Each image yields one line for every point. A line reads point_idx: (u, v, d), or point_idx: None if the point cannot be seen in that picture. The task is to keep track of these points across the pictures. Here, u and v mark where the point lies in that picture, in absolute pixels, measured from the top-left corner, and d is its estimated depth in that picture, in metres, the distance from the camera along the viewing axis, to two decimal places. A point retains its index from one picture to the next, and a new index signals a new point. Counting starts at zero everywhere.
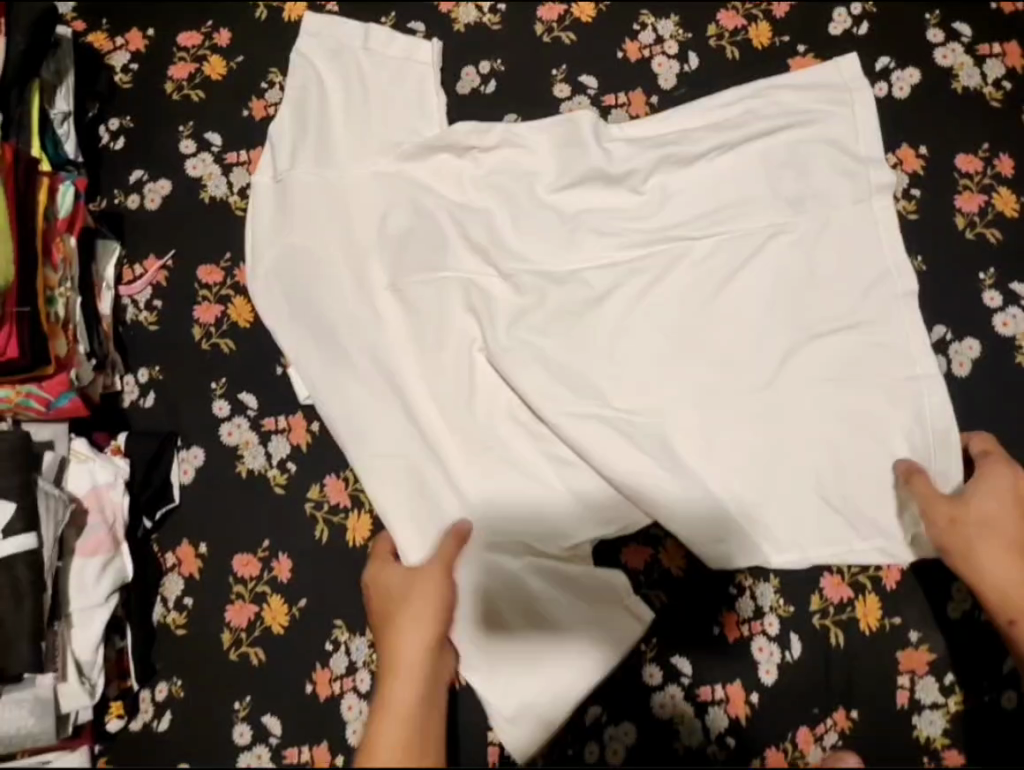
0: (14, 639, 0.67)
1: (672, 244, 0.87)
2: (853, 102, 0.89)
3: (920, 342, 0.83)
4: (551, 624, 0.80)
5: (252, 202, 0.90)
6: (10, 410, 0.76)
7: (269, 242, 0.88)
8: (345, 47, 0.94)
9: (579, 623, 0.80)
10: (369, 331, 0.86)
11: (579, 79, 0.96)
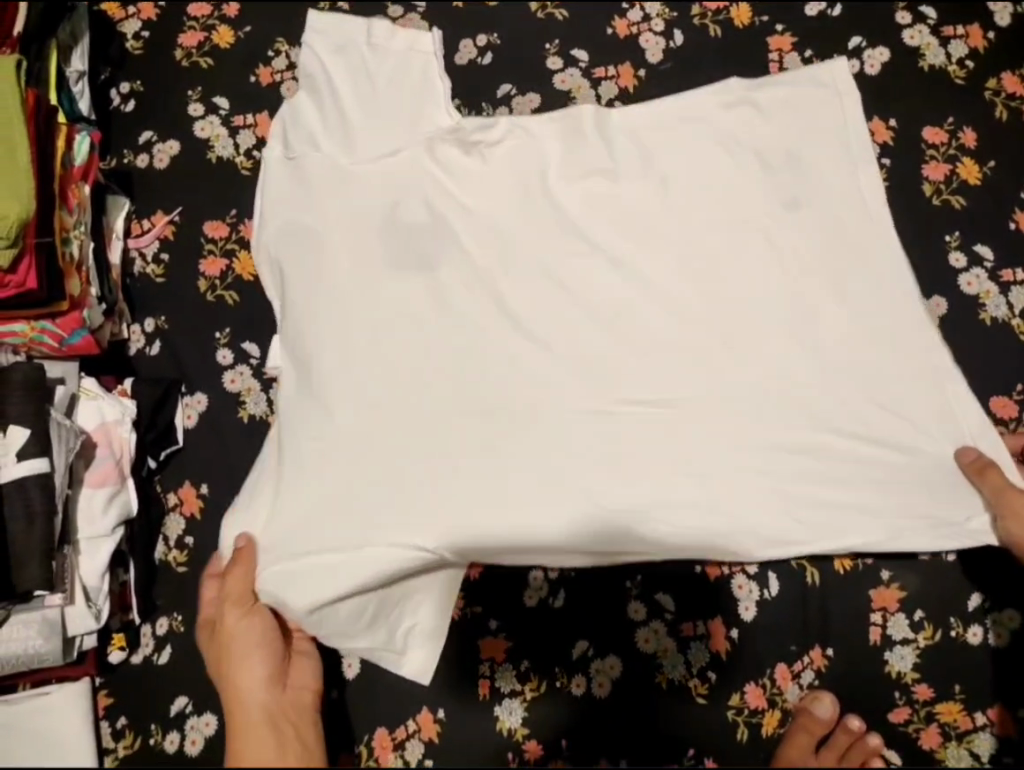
0: (26, 557, 0.70)
1: (663, 194, 0.89)
2: (844, 103, 0.92)
3: (898, 288, 0.86)
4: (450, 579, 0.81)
5: (265, 177, 0.91)
6: (25, 345, 0.79)
7: (274, 216, 0.88)
8: (349, 43, 0.95)
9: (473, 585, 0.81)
10: (365, 311, 0.84)
11: (571, 53, 1.01)
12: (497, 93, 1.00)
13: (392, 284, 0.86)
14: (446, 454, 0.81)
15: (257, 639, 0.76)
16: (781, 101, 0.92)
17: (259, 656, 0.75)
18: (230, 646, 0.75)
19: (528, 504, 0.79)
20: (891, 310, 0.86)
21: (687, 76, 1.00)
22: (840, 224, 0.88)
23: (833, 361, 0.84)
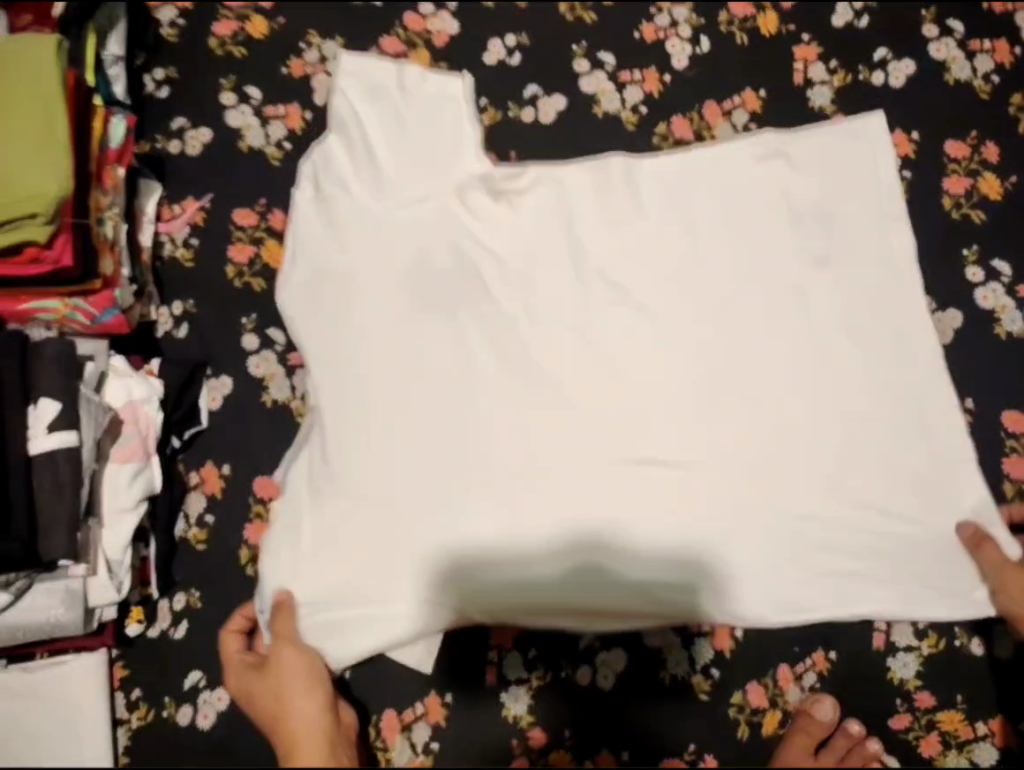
0: (54, 527, 0.72)
1: (681, 222, 0.96)
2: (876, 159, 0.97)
3: (898, 312, 0.92)
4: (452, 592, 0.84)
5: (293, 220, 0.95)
6: (57, 321, 0.81)
7: (303, 258, 0.93)
8: (381, 86, 0.97)
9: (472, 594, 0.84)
10: (377, 362, 0.89)
11: (598, 55, 1.03)
12: (524, 93, 1.02)
13: (406, 329, 0.90)
14: (469, 458, 0.87)
15: (303, 678, 0.77)
16: (801, 141, 0.98)
17: (306, 695, 0.76)
18: (275, 690, 0.77)
19: (548, 505, 0.86)
20: (888, 328, 0.92)
21: (712, 82, 1.02)
22: (839, 250, 0.95)
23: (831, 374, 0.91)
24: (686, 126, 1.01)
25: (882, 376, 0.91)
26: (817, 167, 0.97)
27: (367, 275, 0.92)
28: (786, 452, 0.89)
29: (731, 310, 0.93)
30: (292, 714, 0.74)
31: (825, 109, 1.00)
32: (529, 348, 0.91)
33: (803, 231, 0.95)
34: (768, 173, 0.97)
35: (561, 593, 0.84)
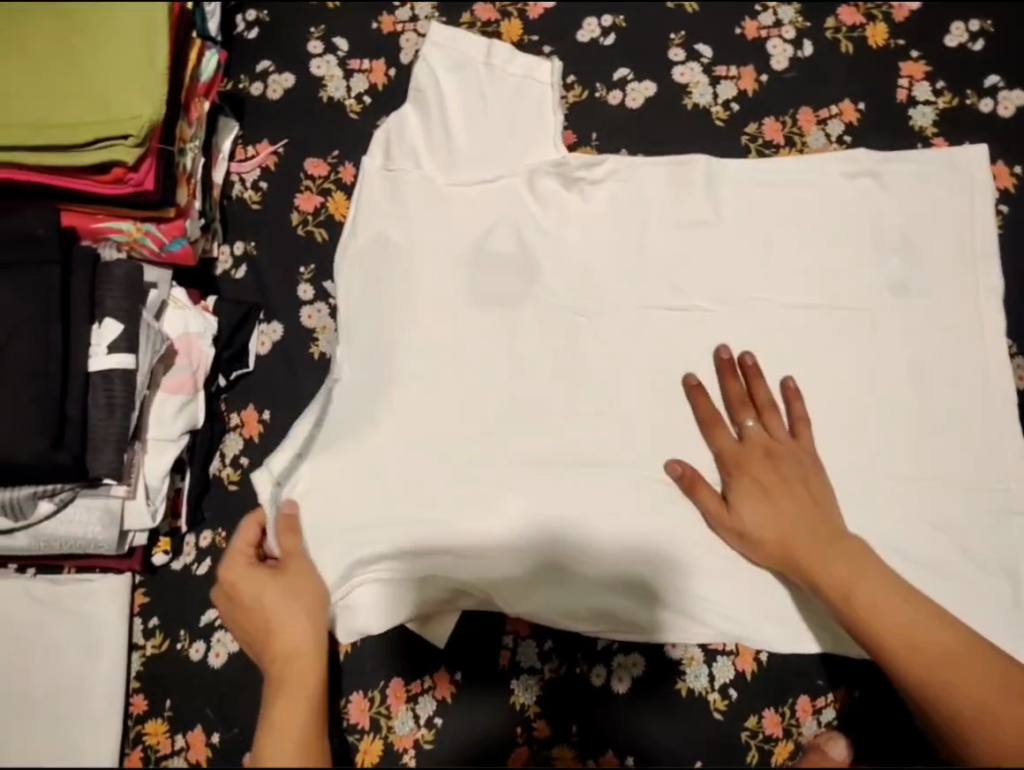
0: (102, 443, 0.72)
1: (759, 232, 0.93)
2: (974, 192, 0.92)
3: (973, 351, 0.89)
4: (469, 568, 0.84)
5: (362, 183, 0.93)
6: (127, 245, 0.81)
7: (371, 222, 0.92)
8: (467, 61, 0.96)
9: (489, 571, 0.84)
10: (428, 341, 0.90)
11: (695, 47, 1.00)
12: (614, 75, 1.00)
13: (463, 310, 0.91)
14: (512, 440, 0.88)
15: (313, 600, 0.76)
16: (897, 160, 0.94)
17: (312, 614, 0.74)
18: (272, 599, 0.74)
19: (588, 499, 0.87)
20: (960, 366, 0.89)
21: (811, 88, 0.98)
22: (916, 280, 0.91)
23: (893, 407, 0.88)
24: (778, 131, 0.97)
25: (943, 414, 0.88)
26: (906, 190, 0.93)
27: (429, 252, 0.92)
28: (838, 480, 0.87)
29: (796, 325, 0.91)
30: (293, 629, 0.72)
31: (925, 130, 0.96)
32: (581, 340, 0.91)
33: (884, 254, 0.92)
34: (854, 190, 0.94)
35: (580, 587, 0.84)
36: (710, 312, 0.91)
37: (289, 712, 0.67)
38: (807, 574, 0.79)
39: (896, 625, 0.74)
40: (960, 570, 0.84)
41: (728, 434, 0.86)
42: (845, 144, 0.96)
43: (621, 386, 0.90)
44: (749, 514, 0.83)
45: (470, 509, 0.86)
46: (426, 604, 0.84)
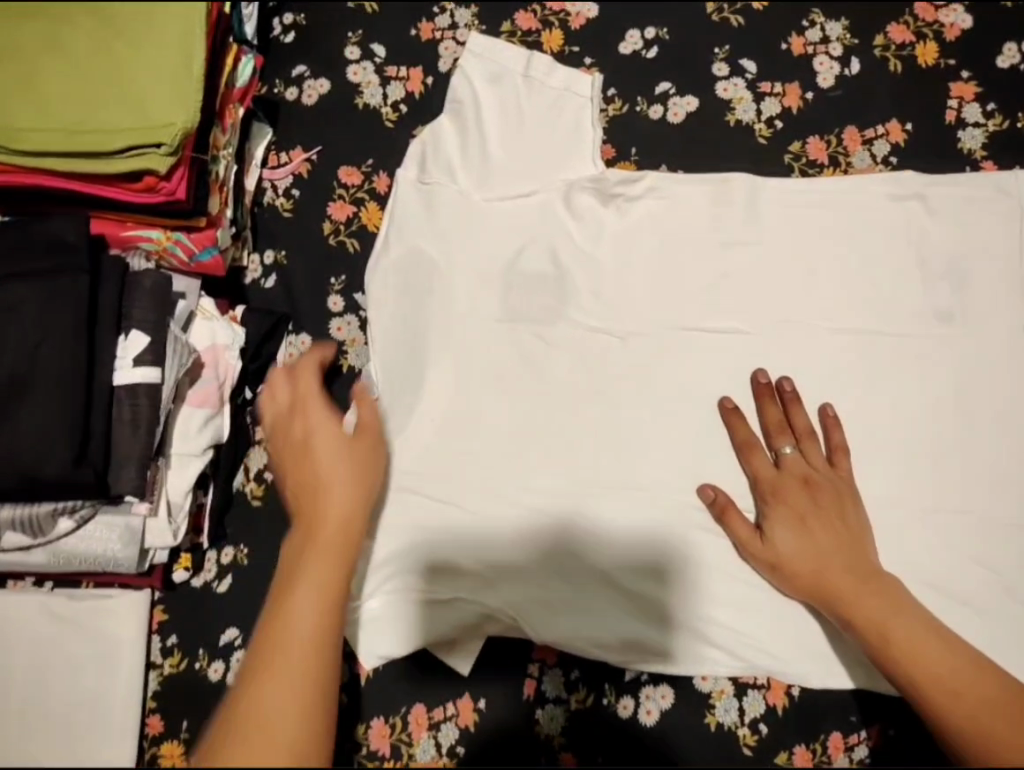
0: (126, 460, 0.70)
1: (801, 253, 0.90)
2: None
3: (1020, 383, 0.86)
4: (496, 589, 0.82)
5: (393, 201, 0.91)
6: (156, 253, 0.79)
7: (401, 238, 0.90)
8: (506, 72, 0.94)
9: (517, 593, 0.82)
10: (459, 360, 0.88)
11: (739, 62, 0.97)
12: (655, 89, 0.97)
13: (494, 326, 0.89)
14: (543, 461, 0.86)
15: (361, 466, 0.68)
16: (945, 183, 0.91)
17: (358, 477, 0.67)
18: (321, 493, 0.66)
19: (620, 526, 0.84)
20: (1007, 398, 0.86)
21: (858, 107, 0.95)
22: (961, 307, 0.88)
23: (936, 439, 0.86)
24: (822, 150, 0.94)
25: (987, 446, 0.85)
26: (955, 214, 0.90)
27: (462, 271, 0.90)
28: (879, 513, 0.84)
29: (838, 352, 0.88)
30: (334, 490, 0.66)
31: (974, 153, 0.93)
32: (615, 360, 0.89)
33: (930, 279, 0.89)
34: (901, 212, 0.91)
35: (610, 618, 0.82)
36: (749, 335, 0.89)
37: (314, 575, 0.61)
38: (841, 608, 0.76)
39: (929, 663, 0.72)
40: (1000, 608, 0.81)
41: (764, 461, 0.84)
42: (891, 165, 0.94)
43: (656, 411, 0.87)
44: (787, 547, 0.79)
45: (499, 534, 0.84)
46: (456, 631, 0.82)
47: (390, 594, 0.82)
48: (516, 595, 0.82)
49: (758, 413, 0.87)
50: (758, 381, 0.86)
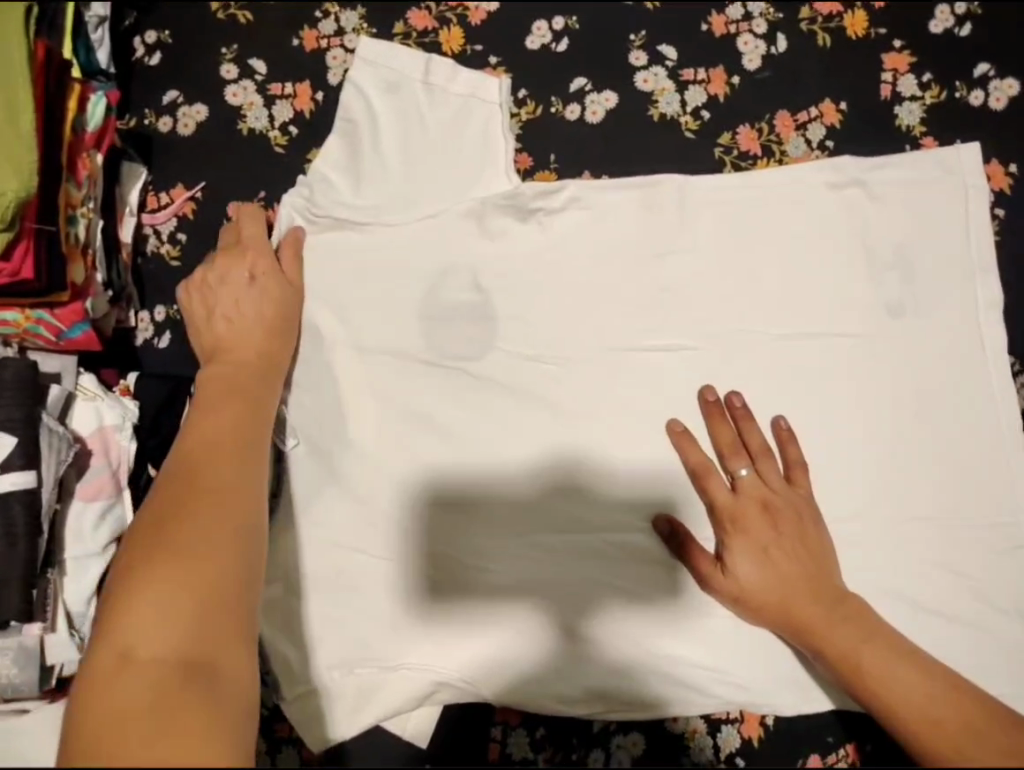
0: (5, 582, 0.62)
1: (739, 256, 0.84)
2: (968, 198, 0.84)
3: (975, 375, 0.82)
4: (480, 587, 0.78)
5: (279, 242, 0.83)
6: (17, 336, 0.70)
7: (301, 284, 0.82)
8: (403, 81, 0.85)
9: (504, 596, 0.78)
10: (384, 411, 0.81)
11: (657, 48, 0.89)
12: (569, 86, 0.89)
13: (418, 368, 0.82)
14: (483, 509, 0.80)
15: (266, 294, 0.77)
16: (884, 166, 0.85)
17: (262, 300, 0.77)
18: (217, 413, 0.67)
19: (571, 570, 0.79)
20: (964, 392, 0.82)
21: (787, 90, 0.89)
22: (911, 300, 0.83)
23: (895, 442, 0.81)
24: (754, 140, 0.88)
25: (947, 444, 0.81)
26: (896, 199, 0.85)
27: (373, 313, 0.82)
28: (840, 526, 0.80)
29: (787, 360, 0.83)
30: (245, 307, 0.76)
31: (913, 130, 0.88)
32: (553, 393, 0.82)
33: (876, 272, 0.84)
34: (841, 203, 0.85)
35: (576, 674, 0.77)
36: (693, 351, 0.83)
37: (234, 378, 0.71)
38: (810, 638, 0.73)
39: (905, 694, 0.68)
40: (968, 613, 0.79)
41: (721, 486, 0.78)
42: (827, 151, 0.87)
43: (601, 441, 0.81)
44: (753, 575, 0.75)
45: (442, 593, 0.78)
46: (410, 706, 0.76)
47: (335, 674, 0.76)
48: (505, 594, 0.78)
49: (709, 434, 0.81)
50: (706, 399, 0.81)
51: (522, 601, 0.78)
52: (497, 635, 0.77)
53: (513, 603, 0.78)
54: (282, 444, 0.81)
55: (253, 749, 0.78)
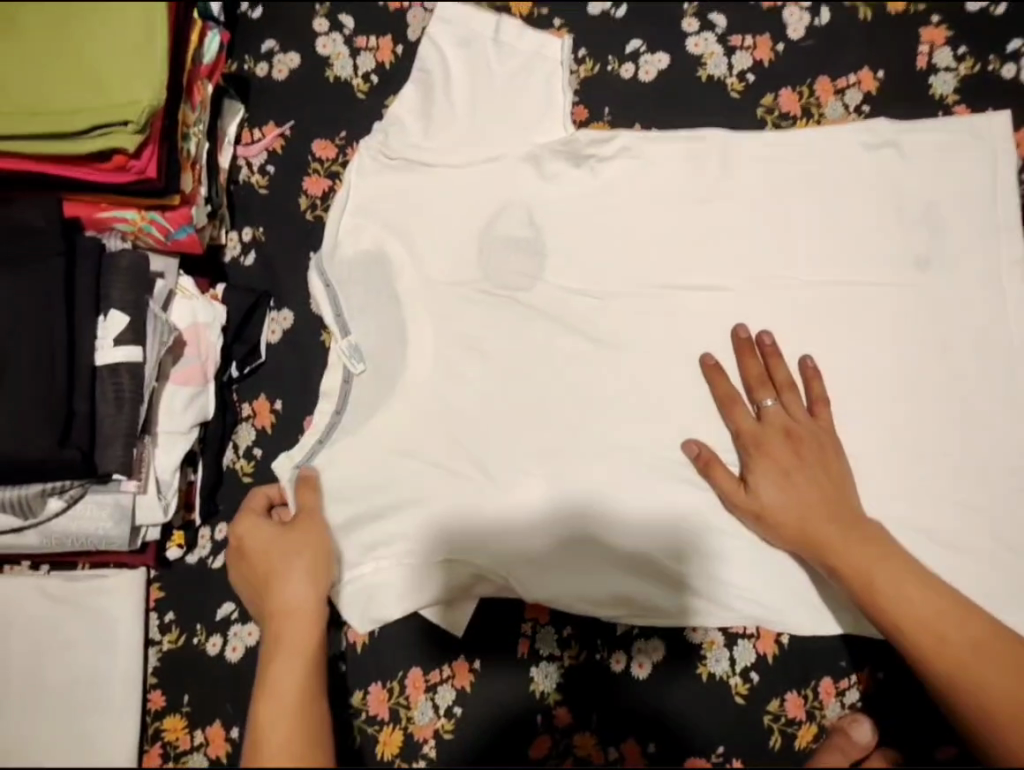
0: (112, 439, 0.71)
1: (778, 205, 0.90)
2: (999, 162, 0.90)
3: (1000, 326, 0.87)
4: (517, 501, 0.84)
5: (352, 179, 0.91)
6: (132, 234, 0.80)
7: (372, 217, 0.90)
8: (476, 38, 0.94)
9: (543, 511, 0.84)
10: (441, 330, 0.88)
11: (709, 17, 0.97)
12: (626, 48, 0.97)
13: (472, 295, 0.89)
14: (528, 425, 0.86)
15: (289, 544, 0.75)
16: (920, 129, 0.91)
17: (298, 561, 0.74)
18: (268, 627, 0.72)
19: (606, 485, 0.85)
20: (988, 340, 0.86)
21: (828, 58, 0.95)
22: (941, 254, 0.88)
23: (920, 385, 0.86)
24: (795, 101, 0.95)
25: (969, 390, 0.85)
26: (930, 160, 0.90)
27: (435, 243, 0.90)
28: (865, 461, 0.84)
29: (819, 304, 0.88)
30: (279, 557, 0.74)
31: (947, 98, 0.93)
32: (597, 322, 0.89)
33: (907, 226, 0.89)
34: (877, 160, 0.90)
35: (606, 577, 0.83)
36: (729, 291, 0.89)
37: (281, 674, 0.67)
38: (826, 557, 0.77)
39: (913, 611, 0.73)
40: (985, 550, 0.82)
41: (745, 414, 0.84)
42: (864, 114, 0.94)
43: (639, 369, 0.88)
44: (775, 497, 0.80)
45: (488, 497, 0.84)
46: (442, 598, 0.82)
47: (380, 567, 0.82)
48: (543, 509, 0.84)
49: (739, 369, 0.87)
50: (740, 335, 0.86)
51: (563, 513, 0.84)
52: (532, 541, 0.83)
53: (551, 515, 0.84)
54: (351, 370, 0.87)
55: None
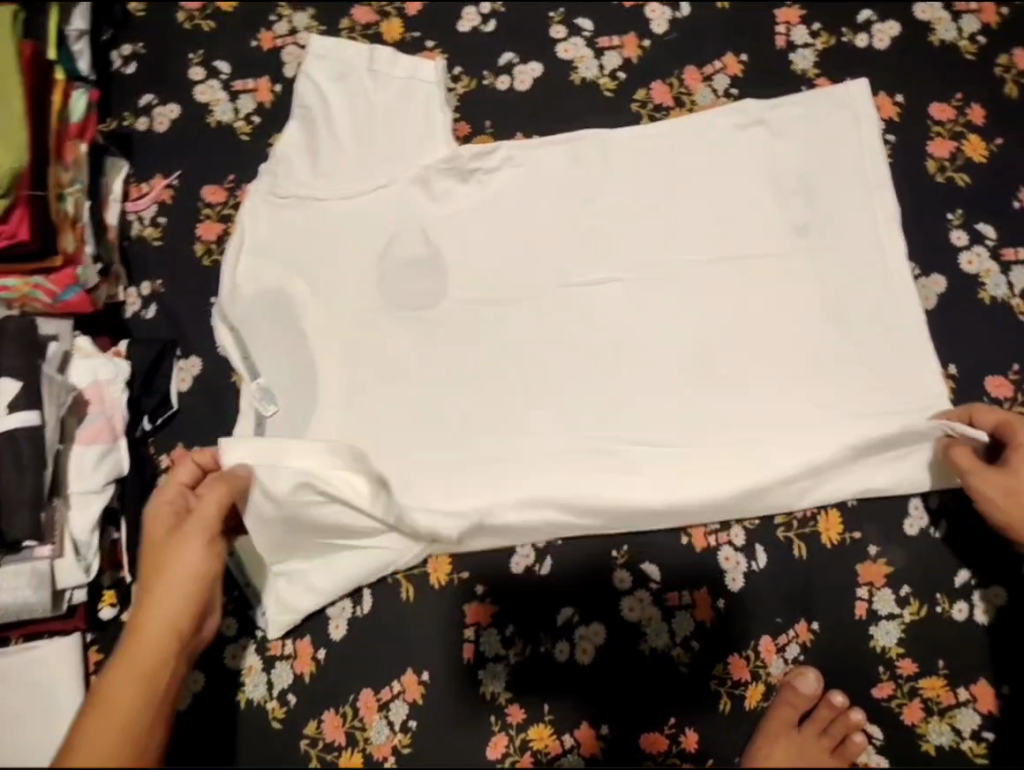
0: (17, 505, 0.73)
1: (659, 194, 0.93)
2: (862, 126, 0.94)
3: (886, 277, 0.90)
4: None
5: (241, 222, 0.92)
6: (19, 299, 0.83)
7: (267, 258, 0.91)
8: (351, 68, 0.96)
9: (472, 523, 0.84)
10: (350, 355, 0.90)
11: (575, 22, 1.01)
12: (499, 61, 1.00)
13: (376, 317, 0.91)
14: (445, 436, 0.88)
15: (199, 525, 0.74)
16: (784, 105, 0.95)
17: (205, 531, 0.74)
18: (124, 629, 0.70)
19: (528, 479, 0.86)
20: (874, 295, 0.90)
21: (692, 49, 1.00)
22: (820, 220, 0.92)
23: (816, 346, 0.89)
24: (666, 94, 0.99)
25: (863, 345, 0.89)
26: (797, 133, 0.94)
27: (334, 271, 0.91)
28: (776, 426, 0.87)
29: (711, 283, 0.91)
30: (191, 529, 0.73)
31: (808, 72, 0.98)
32: (501, 328, 0.91)
33: (784, 199, 0.93)
34: (748, 139, 0.94)
35: None
36: (623, 281, 0.92)
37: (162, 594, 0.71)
38: None
39: None
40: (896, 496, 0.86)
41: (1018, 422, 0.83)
42: (732, 96, 0.98)
43: (546, 368, 0.90)
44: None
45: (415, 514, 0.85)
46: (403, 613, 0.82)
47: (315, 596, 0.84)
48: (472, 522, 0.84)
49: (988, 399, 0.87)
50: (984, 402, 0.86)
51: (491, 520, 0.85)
52: None
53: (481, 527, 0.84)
54: (263, 412, 0.88)
55: (249, 667, 0.86)
